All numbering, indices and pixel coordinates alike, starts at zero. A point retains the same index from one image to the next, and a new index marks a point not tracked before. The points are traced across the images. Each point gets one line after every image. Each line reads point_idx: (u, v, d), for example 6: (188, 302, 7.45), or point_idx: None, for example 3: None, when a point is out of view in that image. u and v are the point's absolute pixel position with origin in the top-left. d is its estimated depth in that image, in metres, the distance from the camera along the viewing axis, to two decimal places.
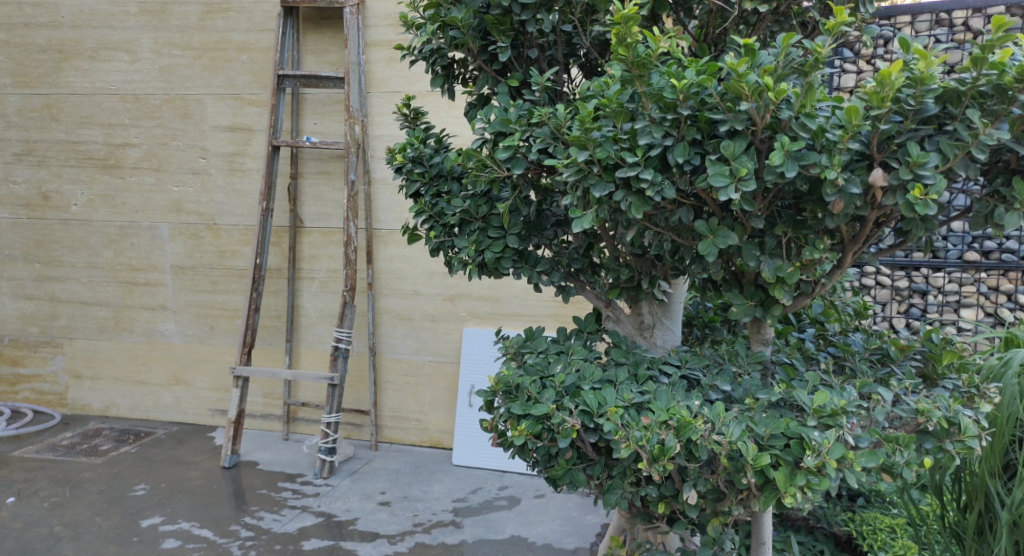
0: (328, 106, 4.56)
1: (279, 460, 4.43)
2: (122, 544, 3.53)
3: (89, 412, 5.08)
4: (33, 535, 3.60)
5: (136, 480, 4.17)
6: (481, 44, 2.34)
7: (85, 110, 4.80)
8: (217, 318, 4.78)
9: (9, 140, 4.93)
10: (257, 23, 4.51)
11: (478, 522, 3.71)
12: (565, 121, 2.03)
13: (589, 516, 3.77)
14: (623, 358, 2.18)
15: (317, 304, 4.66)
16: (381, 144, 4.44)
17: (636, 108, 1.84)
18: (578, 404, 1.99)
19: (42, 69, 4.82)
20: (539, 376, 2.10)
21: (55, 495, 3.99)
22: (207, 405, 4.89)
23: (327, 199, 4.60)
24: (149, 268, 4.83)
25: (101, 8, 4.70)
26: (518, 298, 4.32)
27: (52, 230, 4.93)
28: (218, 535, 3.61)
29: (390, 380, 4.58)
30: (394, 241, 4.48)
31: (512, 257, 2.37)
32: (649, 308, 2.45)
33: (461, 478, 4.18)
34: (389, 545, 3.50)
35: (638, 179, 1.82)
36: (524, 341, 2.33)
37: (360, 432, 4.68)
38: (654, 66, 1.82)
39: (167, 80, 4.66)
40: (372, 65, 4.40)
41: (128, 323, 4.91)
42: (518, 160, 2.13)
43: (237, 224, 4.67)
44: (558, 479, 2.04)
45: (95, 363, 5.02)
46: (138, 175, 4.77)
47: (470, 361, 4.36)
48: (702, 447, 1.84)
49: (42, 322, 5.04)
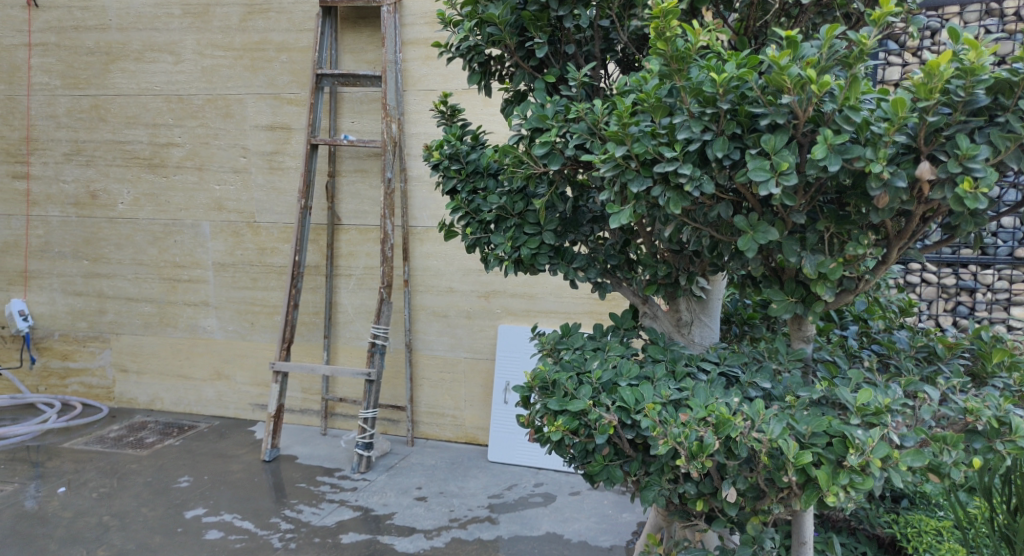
0: (365, 105, 4.59)
1: (317, 454, 4.48)
2: (167, 534, 3.60)
3: (134, 406, 5.19)
4: (83, 525, 3.68)
5: (180, 472, 4.25)
6: (518, 41, 2.35)
7: (131, 110, 4.89)
8: (257, 314, 4.84)
9: (58, 141, 5.03)
10: (296, 23, 4.57)
11: (513, 518, 3.71)
12: (603, 117, 2.02)
13: (625, 513, 3.76)
14: (660, 355, 2.17)
15: (354, 301, 4.70)
16: (417, 142, 4.47)
17: (675, 102, 1.82)
18: (615, 401, 1.98)
19: (90, 70, 4.92)
20: (575, 372, 2.10)
21: (103, 486, 4.09)
22: (247, 400, 4.96)
23: (364, 197, 4.64)
24: (191, 265, 4.91)
25: (146, 10, 4.79)
26: (553, 295, 4.32)
27: (99, 228, 5.03)
28: (259, 527, 3.66)
29: (427, 376, 4.61)
30: (430, 238, 4.50)
31: (548, 253, 2.38)
32: (687, 305, 2.43)
33: (497, 475, 4.19)
34: (426, 540, 3.52)
35: (677, 174, 1.81)
36: (560, 337, 2.33)
37: (396, 428, 4.71)
38: (693, 60, 1.81)
39: (209, 80, 4.73)
40: (408, 63, 4.42)
41: (172, 318, 5.01)
42: (554, 156, 2.14)
43: (276, 221, 4.73)
44: (594, 475, 2.04)
45: (140, 358, 5.12)
46: (181, 174, 4.85)
47: (506, 358, 4.37)
48: (741, 444, 1.82)
49: (90, 318, 5.15)
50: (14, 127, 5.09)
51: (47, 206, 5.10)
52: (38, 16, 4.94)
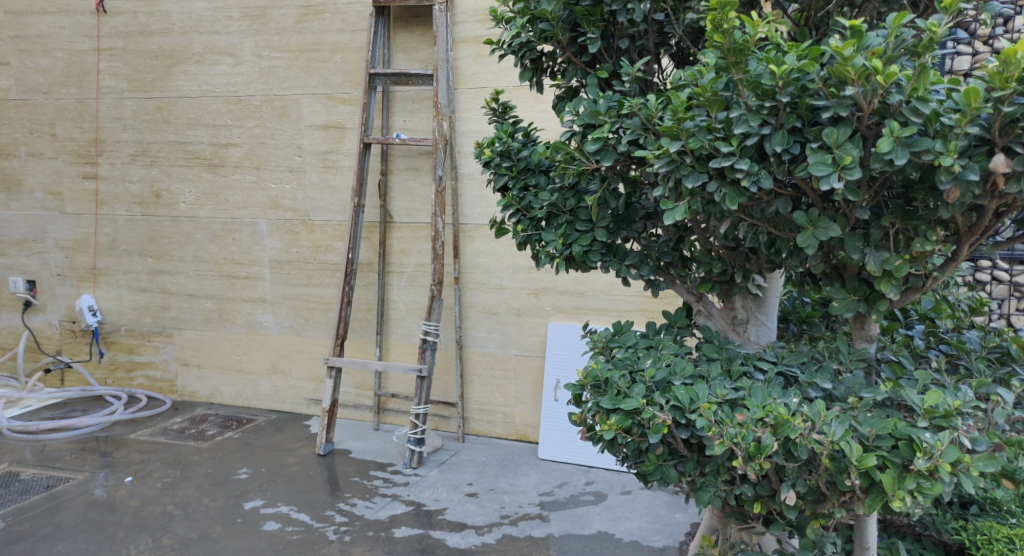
0: (417, 104, 4.62)
1: (370, 449, 4.52)
2: (227, 525, 3.67)
3: (196, 399, 5.32)
4: (148, 513, 3.78)
5: (239, 464, 4.33)
6: (571, 36, 2.33)
7: (192, 112, 5.00)
8: (312, 310, 4.92)
9: (124, 142, 5.16)
10: (350, 24, 4.61)
11: (564, 516, 3.70)
12: (657, 112, 1.99)
13: (678, 514, 3.71)
14: (715, 354, 2.14)
15: (406, 298, 4.74)
16: (468, 139, 4.47)
17: (732, 96, 1.78)
18: (669, 400, 1.95)
19: (154, 73, 5.05)
20: (628, 370, 2.07)
21: (167, 476, 4.19)
22: (302, 395, 5.04)
23: (416, 195, 4.66)
24: (249, 262, 5.01)
25: (207, 14, 4.89)
26: (604, 292, 4.29)
27: (163, 226, 5.16)
28: (315, 519, 3.71)
29: (477, 373, 4.62)
30: (480, 236, 4.51)
31: (600, 251, 2.35)
32: (743, 303, 2.39)
33: (548, 472, 4.18)
34: (477, 536, 3.53)
35: (734, 169, 1.77)
36: (612, 335, 2.32)
37: (447, 424, 4.73)
38: (752, 52, 1.76)
39: (267, 81, 4.81)
40: (459, 61, 4.43)
41: (231, 314, 5.11)
42: (606, 152, 2.13)
43: (331, 219, 4.79)
44: (648, 474, 2.02)
45: (201, 353, 5.24)
46: (240, 173, 4.94)
47: (556, 356, 4.35)
48: (801, 446, 1.77)
49: (154, 313, 5.29)
50: (84, 129, 5.23)
51: (114, 206, 5.24)
52: (106, 21, 5.07)
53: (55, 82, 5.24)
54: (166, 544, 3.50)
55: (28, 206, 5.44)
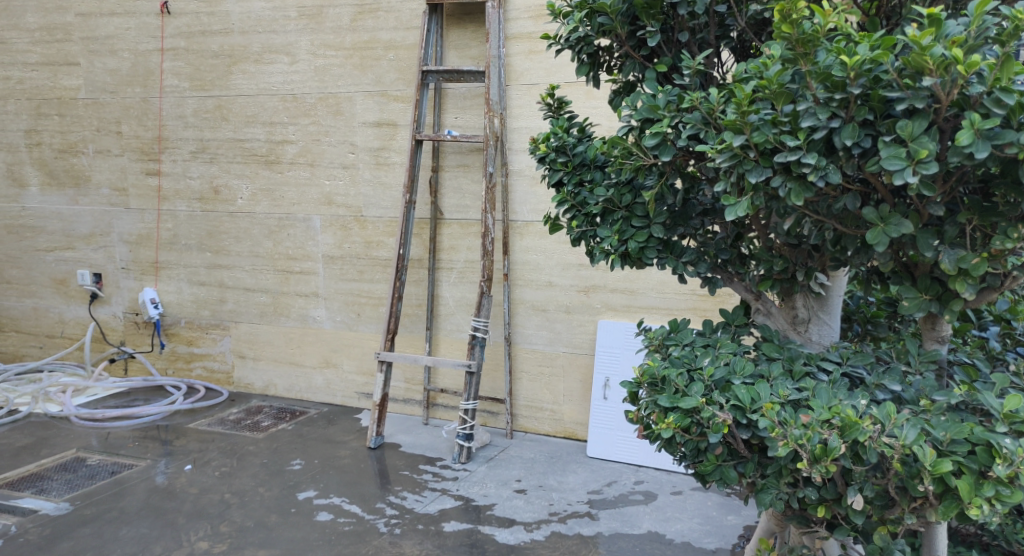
0: (468, 100, 4.62)
1: (419, 443, 4.55)
2: (282, 514, 3.73)
3: (251, 391, 5.41)
4: (206, 501, 3.86)
5: (293, 455, 4.40)
6: (629, 30, 2.30)
7: (250, 110, 5.08)
8: (363, 305, 4.97)
9: (185, 140, 5.27)
10: (404, 22, 4.64)
11: (614, 515, 3.67)
12: (718, 106, 1.96)
13: (730, 516, 3.65)
14: (776, 353, 2.09)
15: (455, 294, 4.75)
16: (519, 136, 4.46)
17: (799, 88, 1.74)
18: (729, 399, 1.92)
19: (214, 72, 5.14)
20: (686, 368, 2.04)
21: (224, 465, 4.27)
22: (353, 388, 5.10)
23: (467, 191, 4.67)
24: (303, 257, 5.07)
25: (265, 14, 4.96)
26: (655, 290, 4.24)
27: (221, 222, 5.26)
28: (366, 511, 3.74)
29: (526, 370, 4.61)
30: (530, 233, 4.50)
31: (657, 247, 2.32)
32: (805, 302, 2.33)
33: (597, 471, 4.15)
34: (526, 532, 3.52)
35: (800, 164, 1.73)
36: (668, 334, 2.30)
37: (496, 420, 4.74)
38: (821, 43, 1.72)
39: (322, 79, 4.87)
40: (511, 58, 4.43)
41: (285, 308, 5.18)
42: (665, 147, 2.09)
43: (382, 215, 4.83)
44: (707, 474, 1.98)
45: (256, 346, 5.33)
46: (295, 170, 5.01)
47: (606, 354, 4.32)
48: (870, 450, 1.72)
49: (212, 306, 5.39)
50: (148, 127, 5.36)
51: (175, 201, 5.36)
52: (170, 22, 5.19)
53: (121, 82, 5.38)
54: (224, 532, 3.57)
55: (95, 201, 5.60)
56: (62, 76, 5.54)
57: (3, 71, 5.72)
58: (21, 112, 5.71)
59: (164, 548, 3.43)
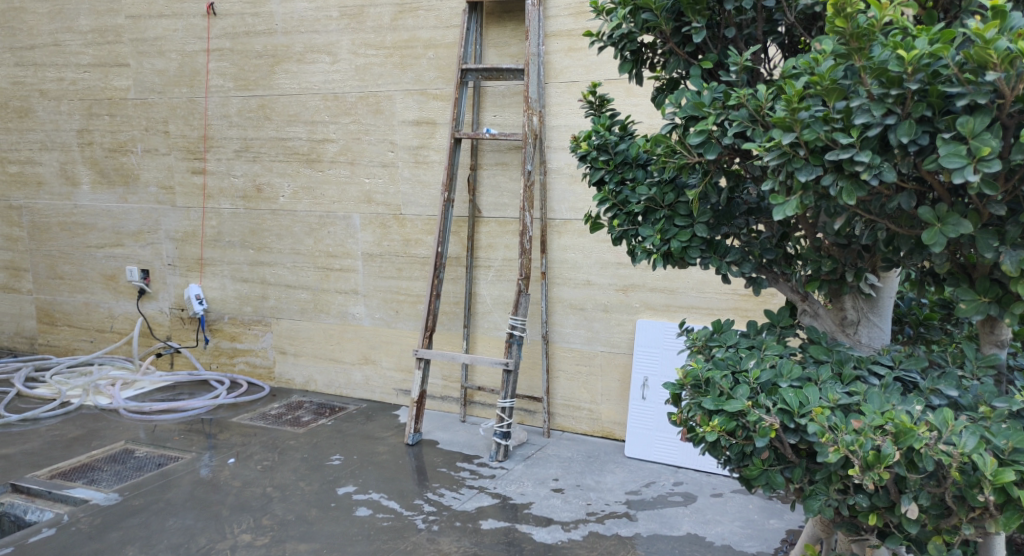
0: (507, 98, 4.61)
1: (457, 441, 4.55)
2: (322, 509, 3.76)
3: (292, 386, 5.47)
4: (249, 494, 3.90)
5: (332, 451, 4.43)
6: (674, 26, 2.26)
7: (292, 109, 5.13)
8: (402, 303, 4.99)
9: (230, 138, 5.34)
10: (443, 20, 4.64)
11: (652, 516, 3.63)
12: (766, 102, 1.91)
13: (772, 520, 3.58)
14: (825, 356, 2.04)
15: (493, 292, 4.75)
16: (558, 134, 4.44)
17: (852, 85, 1.69)
18: (776, 403, 1.88)
19: (258, 72, 5.20)
20: (730, 370, 2.01)
21: (266, 459, 4.32)
22: (392, 385, 5.12)
23: (505, 189, 4.66)
24: (343, 255, 5.11)
25: (308, 14, 5.00)
26: (695, 290, 4.19)
27: (264, 219, 5.32)
28: (405, 508, 3.76)
29: (563, 368, 4.59)
30: (569, 231, 4.47)
31: (700, 247, 2.29)
32: (853, 304, 2.27)
33: (635, 471, 4.11)
34: (564, 532, 3.50)
35: (853, 162, 1.68)
36: (712, 334, 2.26)
37: (533, 418, 4.73)
38: (876, 38, 1.68)
39: (363, 78, 4.89)
40: (551, 55, 4.41)
41: (325, 305, 5.23)
42: (711, 145, 2.05)
43: (421, 213, 4.84)
44: (753, 479, 1.95)
45: (297, 342, 5.38)
46: (336, 168, 5.05)
47: (644, 353, 4.28)
48: (926, 457, 1.67)
49: (255, 303, 5.45)
50: (194, 126, 5.44)
51: (219, 199, 5.43)
52: (216, 23, 5.26)
53: (169, 82, 5.47)
54: (266, 525, 3.61)
55: (143, 199, 5.71)
56: (113, 77, 5.65)
57: (56, 72, 5.85)
58: (74, 112, 5.84)
59: (208, 540, 3.47)
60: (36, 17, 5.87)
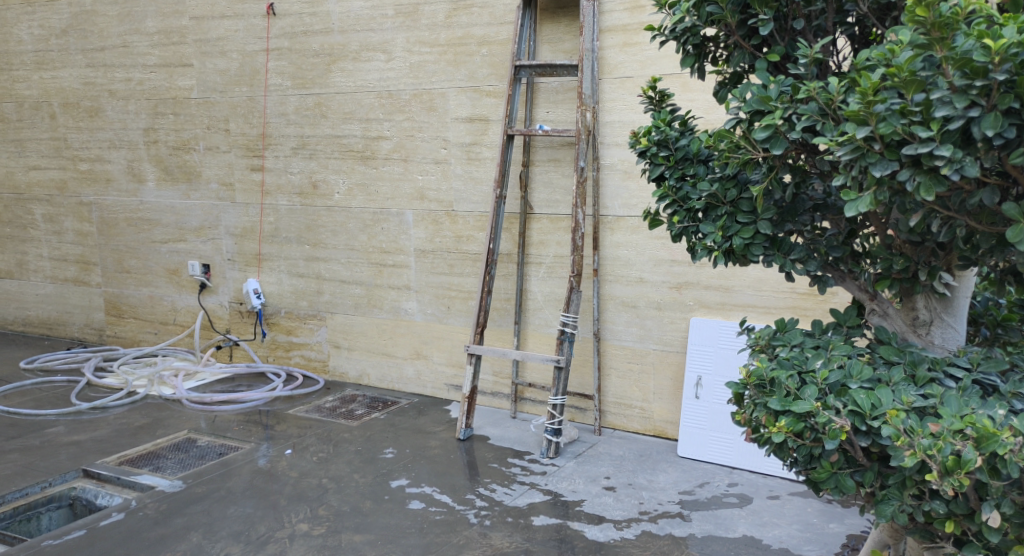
0: (560, 95, 4.58)
1: (508, 437, 4.56)
2: (376, 501, 3.79)
3: (345, 380, 5.54)
4: (306, 485, 3.96)
5: (385, 444, 4.47)
6: (740, 18, 2.21)
7: (348, 107, 5.19)
8: (453, 299, 5.01)
9: (287, 136, 5.42)
10: (497, 17, 4.64)
11: (707, 517, 3.58)
12: (838, 95, 1.86)
13: (832, 524, 3.50)
14: (896, 357, 1.98)
15: (544, 289, 4.73)
16: (612, 130, 4.40)
17: (931, 77, 1.63)
18: (846, 404, 1.83)
19: (315, 71, 5.27)
20: (796, 370, 1.97)
21: (321, 451, 4.38)
22: (443, 380, 5.15)
23: (557, 186, 4.64)
24: (396, 251, 5.15)
25: (364, 13, 5.05)
26: (751, 288, 4.11)
27: (319, 216, 5.39)
28: (457, 502, 3.77)
29: (615, 366, 4.56)
30: (621, 227, 4.43)
31: (763, 244, 2.24)
32: (926, 303, 2.20)
33: (688, 471, 4.07)
34: (616, 531, 3.48)
35: (932, 156, 1.63)
36: (775, 333, 2.21)
37: (584, 416, 4.70)
38: (959, 27, 1.62)
39: (417, 75, 4.92)
40: (605, 51, 4.37)
41: (378, 300, 5.28)
42: (777, 140, 2.00)
43: (473, 210, 4.86)
44: (821, 482, 1.90)
45: (350, 336, 5.45)
46: (390, 165, 5.09)
47: (698, 352, 4.20)
48: (1010, 463, 1.61)
49: (310, 297, 5.54)
50: (253, 124, 5.54)
51: (277, 196, 5.52)
52: (275, 23, 5.34)
53: (230, 82, 5.57)
54: (322, 515, 3.66)
55: (204, 196, 5.84)
56: (177, 77, 5.79)
57: (124, 73, 6.02)
58: (141, 111, 6.00)
59: (268, 529, 3.54)
60: (105, 20, 6.05)
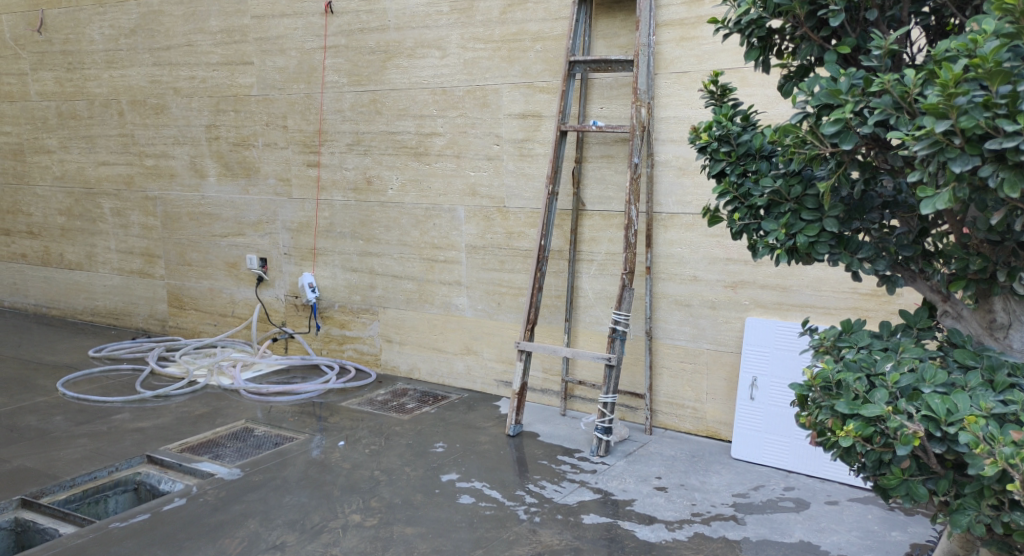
0: (615, 90, 4.53)
1: (557, 434, 4.54)
2: (427, 494, 3.81)
3: (396, 373, 5.58)
4: (358, 476, 4.00)
5: (436, 438, 4.48)
6: (809, 9, 2.14)
7: (402, 103, 5.22)
8: (504, 295, 5.01)
9: (343, 133, 5.47)
10: (552, 12, 4.61)
11: (762, 521, 3.51)
12: (914, 87, 1.79)
13: (894, 532, 3.39)
14: (972, 361, 1.91)
15: (596, 286, 4.70)
16: (667, 126, 4.34)
17: (1016, 68, 1.58)
18: (919, 408, 1.77)
19: (371, 68, 5.31)
20: (865, 373, 1.90)
21: (373, 443, 4.42)
22: (492, 376, 5.15)
23: (610, 182, 4.59)
24: (447, 247, 5.17)
25: (419, 9, 5.06)
26: (810, 287, 4.01)
27: (373, 211, 5.44)
28: (507, 498, 3.76)
29: (667, 365, 4.50)
30: (675, 225, 4.37)
31: (829, 242, 2.17)
32: (1004, 305, 2.10)
33: (742, 473, 3.99)
34: (668, 531, 3.43)
35: (1017, 151, 1.57)
36: (840, 334, 2.14)
37: (635, 415, 4.65)
38: None
39: (471, 72, 4.92)
40: (662, 46, 4.30)
41: (430, 296, 5.30)
42: (847, 135, 1.94)
43: (524, 206, 4.84)
44: (891, 489, 1.85)
45: (402, 330, 5.48)
46: (442, 161, 5.11)
47: (753, 352, 4.12)
48: None
49: (363, 292, 5.59)
50: (310, 121, 5.60)
51: (332, 191, 5.58)
52: (333, 21, 5.39)
53: (288, 79, 5.65)
54: (374, 506, 3.69)
55: (262, 191, 5.93)
56: (238, 75, 5.89)
57: (189, 71, 6.15)
58: (203, 108, 6.13)
59: (322, 518, 3.57)
60: (171, 19, 6.18)
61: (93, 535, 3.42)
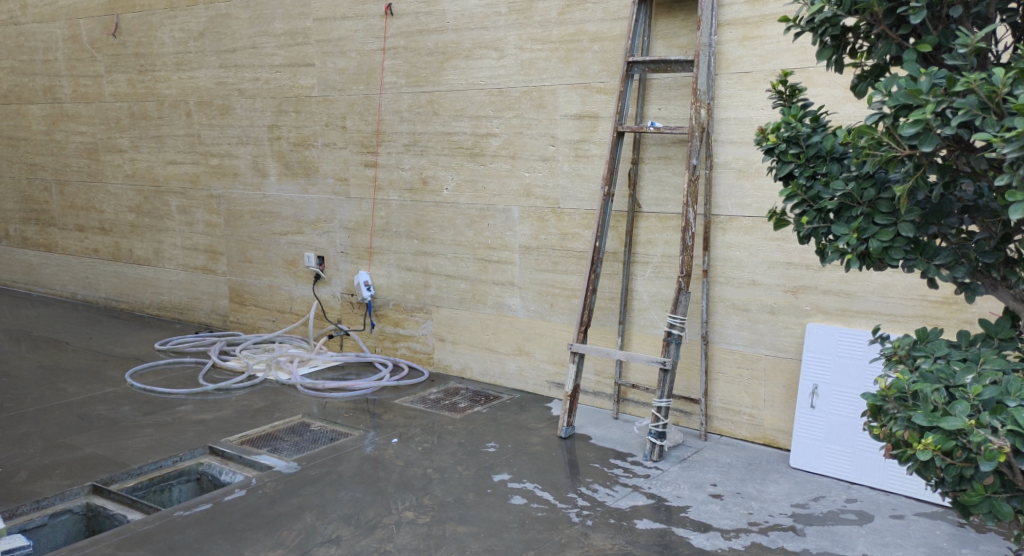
0: (674, 91, 4.47)
1: (610, 437, 4.49)
2: (479, 494, 3.80)
3: (449, 372, 5.59)
4: (411, 474, 4.01)
5: (487, 438, 4.48)
6: (888, 7, 2.06)
7: (459, 104, 5.23)
8: (557, 296, 4.98)
9: (400, 133, 5.51)
10: (611, 13, 4.56)
11: (822, 533, 3.41)
12: (1003, 87, 1.73)
13: (964, 550, 3.27)
14: None
15: (651, 289, 4.64)
16: (727, 127, 4.25)
17: None
18: (1004, 422, 1.69)
19: (429, 69, 5.33)
20: (943, 384, 1.83)
21: (425, 442, 4.43)
22: (545, 377, 5.13)
23: (667, 184, 4.52)
24: (501, 247, 5.17)
25: (478, 11, 5.06)
26: (875, 293, 3.88)
27: (428, 211, 5.47)
28: (559, 500, 3.73)
29: (723, 370, 4.42)
30: (734, 228, 4.28)
31: (904, 247, 2.09)
32: None
33: (801, 483, 3.89)
34: (723, 540, 3.36)
35: None
36: (915, 343, 2.05)
37: (689, 420, 4.58)
38: None
39: (528, 72, 4.90)
40: (723, 45, 4.22)
41: (483, 296, 5.30)
42: (927, 136, 1.85)
43: (580, 207, 4.81)
44: (972, 506, 1.78)
45: (455, 330, 5.49)
46: (498, 162, 5.10)
47: (814, 360, 4.01)
48: None
49: (417, 291, 5.62)
50: (368, 121, 5.66)
51: (389, 191, 5.63)
52: (393, 23, 5.44)
53: (348, 80, 5.71)
54: (427, 504, 3.70)
55: (321, 190, 6.01)
56: (300, 76, 5.97)
57: (253, 73, 6.27)
58: (266, 109, 6.23)
59: (376, 514, 3.60)
60: (238, 22, 6.31)
61: (158, 522, 3.50)
